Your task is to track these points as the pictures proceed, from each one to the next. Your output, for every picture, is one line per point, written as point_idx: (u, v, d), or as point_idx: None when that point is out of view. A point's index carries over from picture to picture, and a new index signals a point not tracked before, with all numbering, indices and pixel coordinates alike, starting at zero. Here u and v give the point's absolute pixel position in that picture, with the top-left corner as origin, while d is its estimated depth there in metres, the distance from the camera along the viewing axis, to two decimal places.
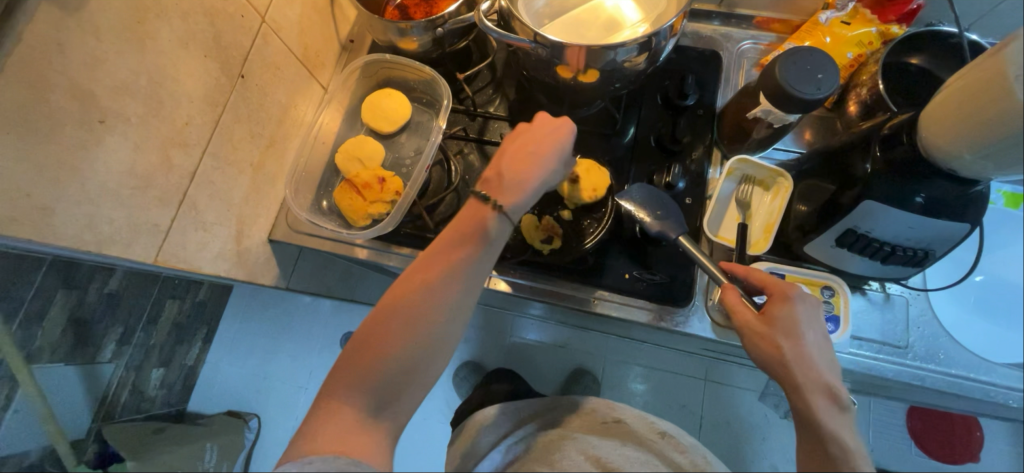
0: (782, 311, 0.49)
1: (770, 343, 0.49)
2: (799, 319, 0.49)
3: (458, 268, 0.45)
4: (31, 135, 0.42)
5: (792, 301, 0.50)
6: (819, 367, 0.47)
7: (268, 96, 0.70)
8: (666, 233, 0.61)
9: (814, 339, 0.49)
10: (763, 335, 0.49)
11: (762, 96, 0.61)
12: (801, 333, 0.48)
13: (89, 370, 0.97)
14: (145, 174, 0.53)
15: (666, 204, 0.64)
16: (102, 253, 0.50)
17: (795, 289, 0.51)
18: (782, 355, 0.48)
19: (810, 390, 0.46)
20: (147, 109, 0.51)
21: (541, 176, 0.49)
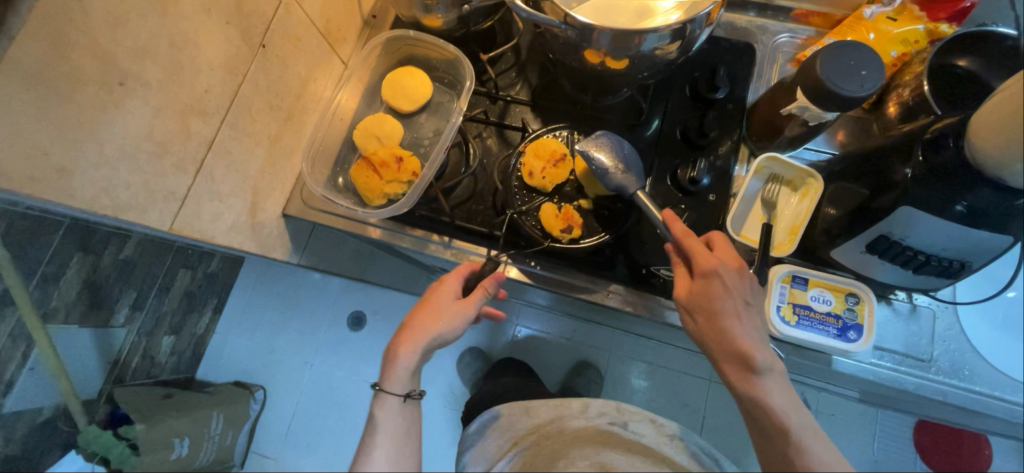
0: (701, 291, 0.56)
1: (695, 318, 0.58)
2: (713, 296, 0.55)
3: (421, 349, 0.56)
4: (51, 94, 0.41)
5: (711, 279, 0.55)
6: (735, 338, 0.54)
7: (289, 68, 0.69)
8: (623, 188, 0.62)
9: (731, 311, 0.55)
10: (690, 311, 0.58)
11: (800, 92, 0.58)
12: (716, 308, 0.55)
13: (103, 334, 0.99)
14: (163, 140, 0.52)
15: (629, 160, 0.64)
16: (117, 218, 0.50)
17: (713, 266, 0.55)
18: (702, 329, 0.57)
19: (727, 360, 0.56)
20: (167, 74, 0.51)
21: (452, 298, 0.59)
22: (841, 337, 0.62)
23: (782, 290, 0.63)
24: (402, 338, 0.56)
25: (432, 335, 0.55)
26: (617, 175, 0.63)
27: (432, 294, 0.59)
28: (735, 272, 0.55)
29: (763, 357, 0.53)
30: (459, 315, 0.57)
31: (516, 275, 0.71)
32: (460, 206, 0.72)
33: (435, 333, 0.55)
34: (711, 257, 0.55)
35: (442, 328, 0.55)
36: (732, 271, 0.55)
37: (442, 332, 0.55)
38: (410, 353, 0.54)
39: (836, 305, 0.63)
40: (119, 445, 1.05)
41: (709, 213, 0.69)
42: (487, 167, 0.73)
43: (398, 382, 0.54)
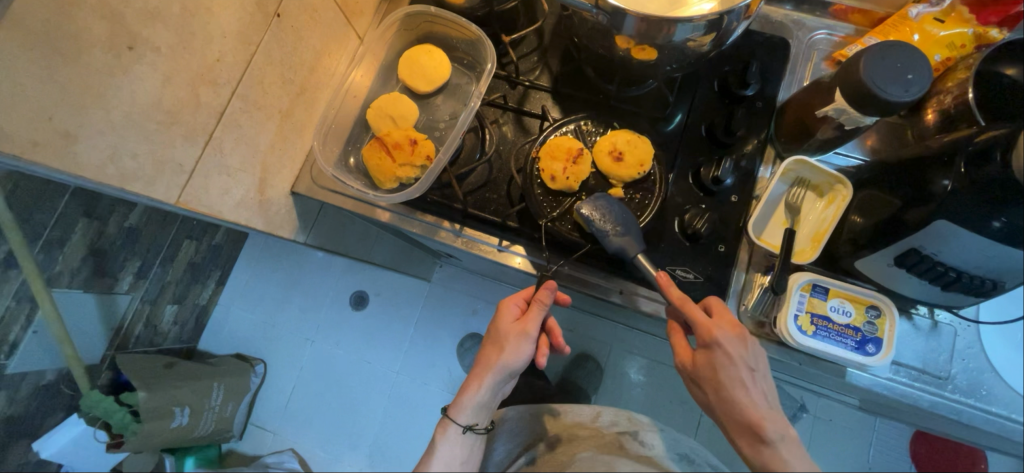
0: (703, 360, 0.56)
1: (701, 386, 0.57)
2: (717, 366, 0.54)
3: (487, 372, 0.64)
4: (55, 54, 0.39)
5: (711, 349, 0.54)
6: (744, 408, 0.54)
7: (304, 40, 0.67)
8: (625, 249, 0.59)
9: (733, 380, 0.54)
10: (694, 378, 0.58)
11: (838, 94, 0.56)
12: (722, 380, 0.54)
13: (106, 301, 0.99)
14: (172, 109, 0.50)
15: (627, 218, 0.60)
16: (124, 189, 0.48)
17: (712, 334, 0.54)
18: (709, 397, 0.57)
19: (730, 413, 0.55)
20: (178, 39, 0.48)
21: (515, 326, 0.64)
22: (859, 350, 0.60)
23: (801, 299, 0.62)
24: (476, 369, 0.65)
25: (496, 366, 0.63)
26: (615, 237, 0.59)
27: (495, 323, 0.66)
28: (733, 338, 0.54)
29: (769, 424, 0.52)
30: (519, 345, 0.63)
31: (521, 264, 0.69)
32: (474, 194, 0.70)
33: (499, 364, 0.63)
34: (708, 325, 0.54)
35: (503, 359, 0.63)
36: (732, 338, 0.54)
37: (504, 363, 0.63)
38: (480, 382, 0.64)
39: (855, 318, 0.61)
40: (121, 411, 1.05)
41: (731, 215, 0.67)
42: (503, 154, 0.71)
43: (468, 405, 0.64)
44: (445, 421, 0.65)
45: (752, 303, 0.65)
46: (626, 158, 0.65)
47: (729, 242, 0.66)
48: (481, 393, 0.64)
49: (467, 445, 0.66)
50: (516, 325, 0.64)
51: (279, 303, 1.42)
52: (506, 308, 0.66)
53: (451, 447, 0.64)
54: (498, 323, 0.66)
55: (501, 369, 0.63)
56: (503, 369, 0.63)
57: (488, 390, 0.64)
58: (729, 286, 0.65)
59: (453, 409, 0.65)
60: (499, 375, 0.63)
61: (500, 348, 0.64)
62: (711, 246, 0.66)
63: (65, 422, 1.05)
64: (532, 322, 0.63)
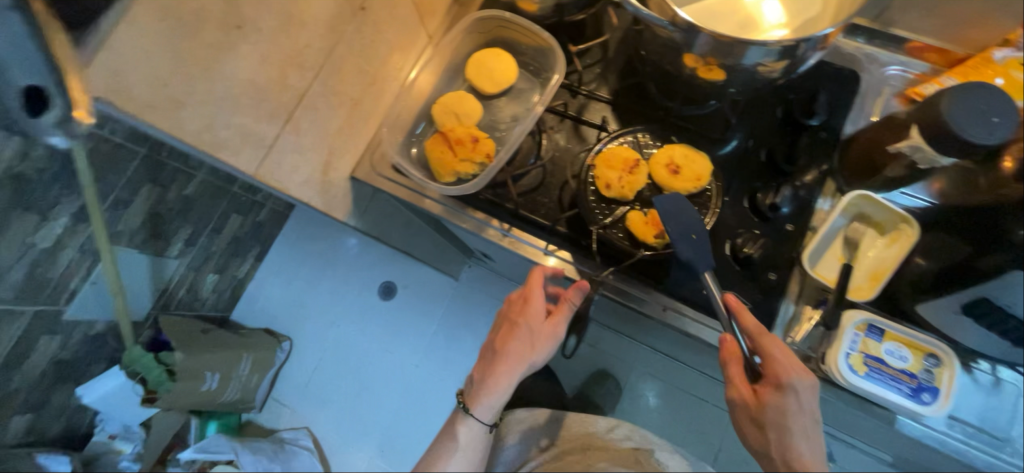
0: (772, 400, 0.54)
1: (759, 427, 0.55)
2: (789, 411, 0.53)
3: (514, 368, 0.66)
4: (178, 27, 0.43)
5: (785, 390, 0.53)
6: (804, 459, 0.52)
7: (382, 34, 0.70)
8: (695, 262, 0.58)
9: (801, 428, 0.53)
10: (754, 417, 0.55)
11: (914, 130, 0.55)
12: (787, 425, 0.53)
13: (157, 263, 1.05)
14: (262, 87, 0.54)
15: (697, 224, 0.59)
16: (213, 156, 0.52)
17: (791, 377, 0.53)
18: (767, 440, 0.54)
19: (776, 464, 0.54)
20: (277, 23, 0.52)
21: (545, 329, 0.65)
22: (913, 398, 0.58)
23: (855, 337, 0.60)
24: (501, 363, 0.66)
25: (524, 362, 0.65)
26: (687, 246, 0.58)
27: (518, 318, 0.66)
28: (809, 386, 0.53)
29: None
30: (546, 345, 0.65)
31: (556, 265, 0.69)
32: (525, 196, 0.71)
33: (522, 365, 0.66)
34: (789, 366, 0.53)
35: (532, 358, 0.65)
36: (806, 383, 0.53)
37: (533, 360, 0.65)
38: (506, 376, 0.66)
39: (912, 364, 0.59)
40: (158, 368, 1.09)
41: (785, 243, 0.66)
42: (558, 160, 0.72)
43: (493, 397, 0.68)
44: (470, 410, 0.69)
45: (801, 336, 0.63)
46: (684, 171, 0.64)
47: (781, 270, 0.65)
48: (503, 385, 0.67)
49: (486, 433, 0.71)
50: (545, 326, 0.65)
51: (312, 284, 1.45)
52: (530, 305, 0.65)
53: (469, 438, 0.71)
54: (522, 320, 0.66)
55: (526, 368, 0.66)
56: (531, 365, 0.66)
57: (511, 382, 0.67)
58: (777, 315, 0.64)
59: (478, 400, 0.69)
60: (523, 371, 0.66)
61: (529, 346, 0.65)
62: (766, 272, 0.65)
63: (109, 371, 1.07)
64: (561, 323, 0.65)
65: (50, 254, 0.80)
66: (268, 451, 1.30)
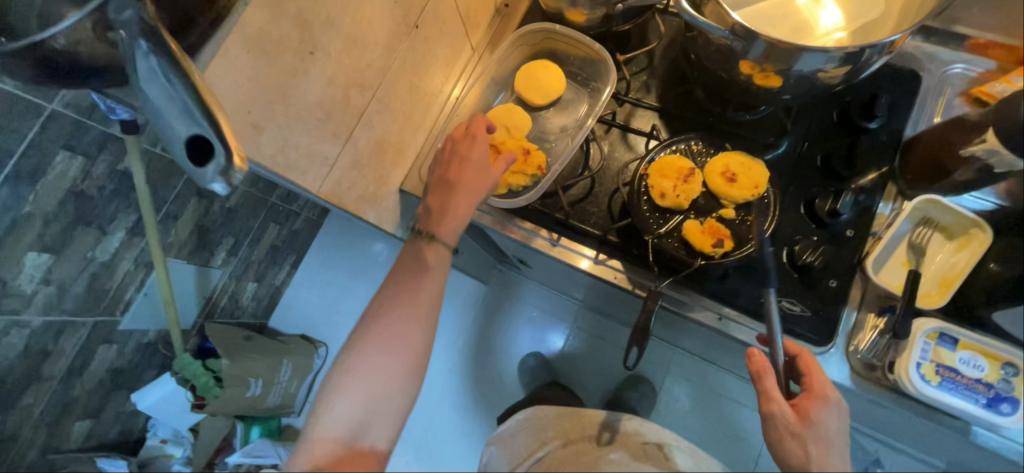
0: (817, 412, 0.54)
1: (800, 442, 0.53)
2: (830, 426, 0.53)
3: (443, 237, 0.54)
4: (262, 56, 0.45)
5: (826, 400, 0.54)
6: None
7: (431, 50, 0.72)
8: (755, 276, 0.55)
9: (839, 444, 0.53)
10: (797, 434, 0.53)
11: (990, 133, 0.54)
12: (828, 440, 0.53)
13: (203, 272, 1.12)
14: (328, 109, 0.56)
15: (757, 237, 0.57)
16: (284, 177, 0.53)
17: (831, 393, 0.55)
18: (808, 457, 0.52)
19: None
20: (344, 46, 0.54)
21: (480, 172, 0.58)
22: (991, 408, 0.56)
23: (926, 346, 0.58)
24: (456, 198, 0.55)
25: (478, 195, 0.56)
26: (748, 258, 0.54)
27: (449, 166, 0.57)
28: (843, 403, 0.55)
29: None
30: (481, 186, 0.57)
31: (587, 268, 0.71)
32: (575, 206, 0.71)
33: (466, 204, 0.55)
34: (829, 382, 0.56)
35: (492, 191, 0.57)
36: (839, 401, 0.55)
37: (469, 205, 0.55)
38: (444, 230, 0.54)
39: (988, 373, 0.57)
40: (206, 374, 1.12)
41: (845, 250, 0.64)
42: (607, 169, 0.72)
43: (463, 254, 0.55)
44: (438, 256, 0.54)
45: (864, 344, 0.62)
46: (740, 180, 0.64)
47: (844, 278, 0.63)
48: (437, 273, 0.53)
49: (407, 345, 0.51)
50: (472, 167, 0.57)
51: (346, 291, 1.47)
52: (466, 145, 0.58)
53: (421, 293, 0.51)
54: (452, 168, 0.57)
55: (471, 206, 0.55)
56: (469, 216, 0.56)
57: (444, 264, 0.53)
58: (840, 323, 0.62)
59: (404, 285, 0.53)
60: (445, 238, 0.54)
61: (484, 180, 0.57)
62: (828, 282, 0.63)
63: (160, 378, 1.13)
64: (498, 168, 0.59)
65: (105, 271, 0.79)
66: None
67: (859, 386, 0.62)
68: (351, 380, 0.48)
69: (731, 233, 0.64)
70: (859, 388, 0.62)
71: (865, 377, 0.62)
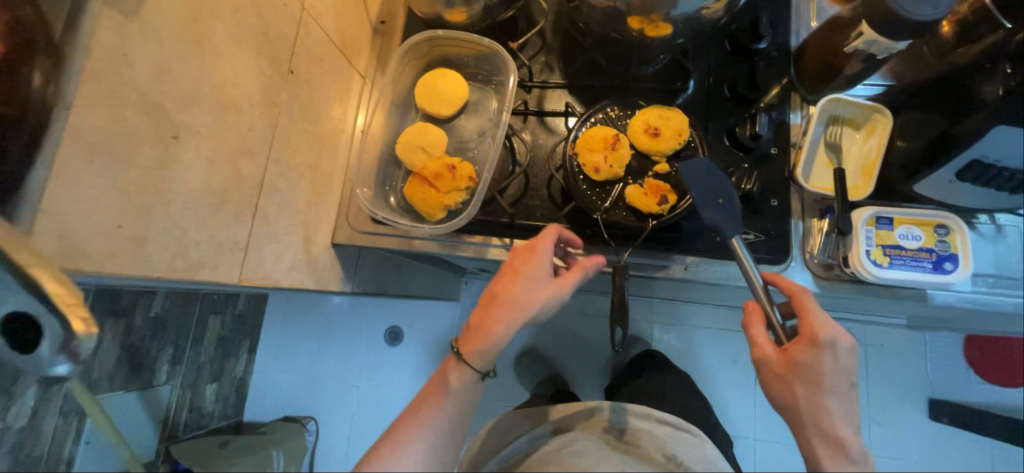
0: (804, 359, 0.51)
1: (789, 385, 0.52)
2: (821, 368, 0.51)
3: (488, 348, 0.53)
4: (114, 159, 0.38)
5: (820, 349, 0.51)
6: (834, 420, 0.52)
7: (316, 91, 0.66)
8: (717, 227, 0.55)
9: (834, 386, 0.51)
10: (779, 375, 0.53)
11: (864, 25, 0.57)
12: (820, 382, 0.51)
13: (149, 395, 1.02)
14: (220, 190, 0.50)
15: (723, 190, 0.57)
16: (193, 279, 0.47)
17: (826, 335, 0.51)
18: (797, 399, 0.52)
19: (805, 423, 0.52)
20: (214, 117, 0.48)
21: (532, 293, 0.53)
22: (936, 270, 0.61)
23: (869, 234, 0.62)
24: (495, 309, 0.53)
25: (516, 314, 0.52)
26: (709, 210, 0.56)
27: (520, 269, 0.54)
28: (845, 345, 0.51)
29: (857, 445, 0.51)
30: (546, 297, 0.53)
31: None
32: (517, 204, 0.69)
33: (500, 324, 0.52)
34: (827, 322, 0.51)
35: (536, 309, 0.52)
36: (842, 344, 0.51)
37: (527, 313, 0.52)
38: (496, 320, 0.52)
39: (926, 240, 0.62)
40: None
41: (775, 167, 0.67)
42: (537, 159, 0.70)
43: (482, 349, 0.53)
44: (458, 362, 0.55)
45: (818, 248, 0.65)
46: (663, 131, 0.64)
47: (781, 194, 0.66)
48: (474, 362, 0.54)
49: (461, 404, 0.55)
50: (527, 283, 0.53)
51: (315, 356, 1.38)
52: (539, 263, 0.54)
53: (461, 394, 0.55)
54: (508, 283, 0.54)
55: (505, 325, 0.52)
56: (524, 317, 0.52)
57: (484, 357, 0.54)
58: (791, 235, 0.65)
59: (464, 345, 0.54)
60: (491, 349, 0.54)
61: (533, 293, 0.53)
62: (770, 203, 0.66)
63: None
64: (568, 283, 0.54)
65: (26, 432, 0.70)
66: None
67: (825, 288, 0.65)
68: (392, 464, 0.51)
69: (672, 186, 0.64)
70: (825, 290, 0.65)
71: (827, 278, 0.65)
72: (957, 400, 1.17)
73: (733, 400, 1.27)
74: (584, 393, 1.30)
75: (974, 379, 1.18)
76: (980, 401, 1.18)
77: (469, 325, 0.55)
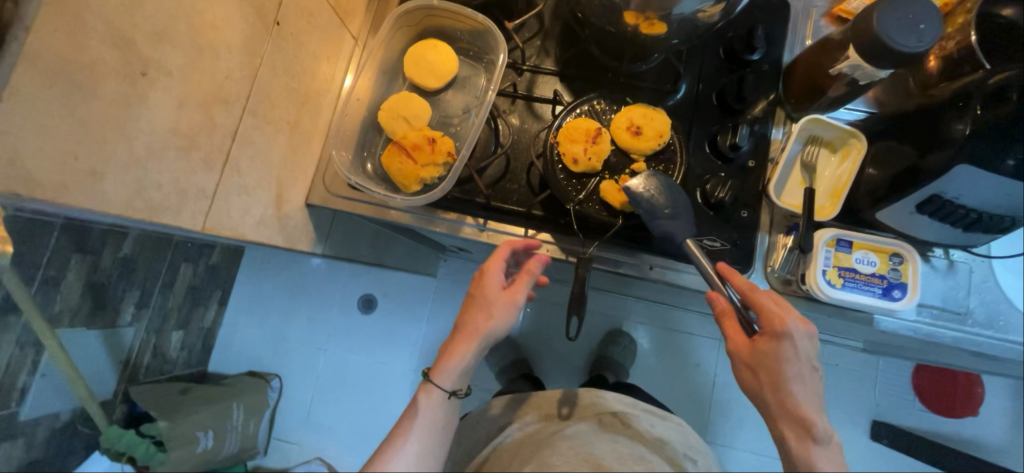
0: (768, 349, 0.53)
1: (755, 372, 0.55)
2: (782, 356, 0.53)
3: (458, 367, 0.57)
4: (74, 89, 0.38)
5: (780, 338, 0.53)
6: (801, 404, 0.53)
7: (303, 46, 0.64)
8: (672, 235, 0.60)
9: (797, 373, 0.53)
10: (748, 364, 0.55)
11: (851, 50, 0.57)
12: (783, 368, 0.53)
13: (111, 335, 1.01)
14: (189, 134, 0.49)
15: (678, 201, 0.61)
16: (152, 222, 0.47)
17: (784, 324, 0.53)
18: (761, 384, 0.54)
19: (782, 414, 0.54)
20: (188, 59, 0.47)
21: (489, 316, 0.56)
22: (886, 296, 0.63)
23: (827, 254, 0.64)
24: (456, 336, 0.57)
25: (470, 339, 0.56)
26: (665, 220, 0.60)
27: (478, 289, 0.58)
28: (804, 333, 0.53)
29: (823, 426, 0.52)
30: (505, 313, 0.56)
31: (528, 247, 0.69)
32: (494, 186, 0.69)
33: (459, 348, 0.56)
34: (783, 313, 0.53)
35: (488, 330, 0.55)
36: (803, 333, 0.53)
37: (486, 332, 0.55)
38: (462, 349, 0.56)
39: (880, 266, 0.64)
40: (144, 442, 1.05)
41: (750, 180, 0.68)
42: (520, 143, 0.70)
43: (450, 371, 0.57)
44: (428, 387, 0.58)
45: (779, 262, 0.67)
46: (645, 131, 0.65)
47: (751, 207, 0.67)
48: (452, 375, 0.57)
49: (447, 413, 0.59)
50: (482, 307, 0.57)
51: (287, 315, 1.39)
52: (489, 275, 0.58)
53: (431, 413, 0.58)
54: (470, 309, 0.58)
55: (464, 351, 0.56)
56: (487, 337, 0.56)
57: (462, 372, 0.57)
58: (756, 248, 0.67)
59: (435, 373, 0.58)
60: (467, 365, 0.57)
61: (485, 315, 0.56)
62: (741, 214, 0.67)
63: (92, 457, 1.08)
64: (519, 290, 0.57)
65: None
66: None
67: None
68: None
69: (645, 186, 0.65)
70: None
71: (785, 294, 0.67)
72: (896, 424, 1.23)
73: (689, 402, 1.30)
74: (546, 379, 1.33)
75: (916, 406, 1.24)
76: (917, 427, 1.23)
77: (438, 352, 0.59)
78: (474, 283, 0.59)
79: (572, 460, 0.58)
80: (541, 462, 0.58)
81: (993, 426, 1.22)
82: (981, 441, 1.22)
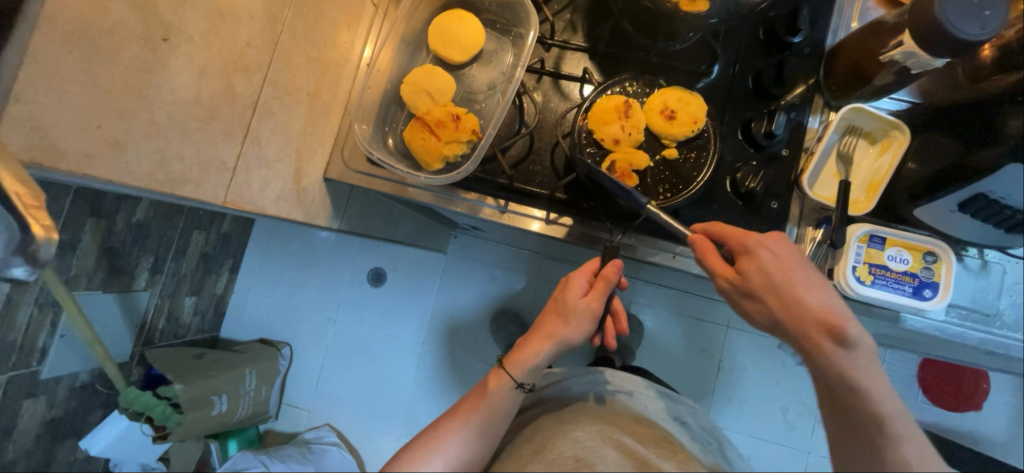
0: (750, 266, 0.52)
1: (758, 300, 0.52)
2: (772, 266, 0.51)
3: (530, 361, 0.59)
4: (95, 56, 0.37)
5: (755, 253, 0.52)
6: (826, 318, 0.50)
7: (323, 12, 0.61)
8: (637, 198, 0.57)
9: (801, 282, 0.50)
10: (744, 292, 0.52)
11: (906, 36, 0.54)
12: (789, 283, 0.50)
13: (128, 299, 1.01)
14: (211, 104, 0.48)
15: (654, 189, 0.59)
16: (175, 194, 0.47)
17: (751, 239, 0.52)
18: (773, 312, 0.51)
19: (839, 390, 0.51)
20: (209, 25, 0.45)
21: (570, 323, 0.59)
22: (915, 295, 0.62)
23: (858, 250, 0.63)
24: (534, 334, 0.61)
25: (546, 341, 0.59)
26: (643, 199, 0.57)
27: (559, 296, 0.62)
28: (770, 240, 0.52)
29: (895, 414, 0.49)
30: (583, 323, 0.59)
31: (540, 229, 0.68)
32: (516, 167, 0.67)
33: (534, 344, 0.60)
34: (746, 233, 0.53)
35: (563, 334, 0.59)
36: (769, 242, 0.52)
37: (566, 336, 0.58)
38: (538, 347, 0.60)
39: (912, 264, 0.63)
40: (161, 404, 1.07)
41: (783, 170, 0.66)
42: (545, 123, 0.68)
43: (524, 363, 0.59)
44: (499, 373, 0.60)
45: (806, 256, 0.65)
46: (679, 115, 0.62)
47: (782, 198, 0.65)
48: (523, 368, 0.59)
49: (514, 405, 0.60)
50: (561, 313, 0.60)
51: (297, 286, 1.40)
52: (572, 282, 0.61)
53: (501, 401, 0.59)
54: (550, 313, 0.61)
55: (540, 348, 0.60)
56: (564, 341, 0.59)
57: (535, 369, 0.60)
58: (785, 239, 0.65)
59: (509, 363, 0.60)
60: (539, 364, 0.60)
61: (563, 320, 0.59)
62: (773, 205, 0.65)
63: (109, 417, 1.08)
64: (599, 300, 0.59)
65: None
66: (297, 456, 1.24)
67: None
68: (449, 446, 0.55)
69: (674, 174, 0.63)
70: None
71: None
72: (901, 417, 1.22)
73: (696, 386, 1.31)
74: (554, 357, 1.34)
75: (920, 399, 1.23)
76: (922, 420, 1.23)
77: (515, 346, 0.63)
78: (558, 290, 0.63)
79: (596, 435, 0.58)
80: (565, 435, 0.58)
81: (995, 421, 1.22)
82: (983, 435, 1.22)
